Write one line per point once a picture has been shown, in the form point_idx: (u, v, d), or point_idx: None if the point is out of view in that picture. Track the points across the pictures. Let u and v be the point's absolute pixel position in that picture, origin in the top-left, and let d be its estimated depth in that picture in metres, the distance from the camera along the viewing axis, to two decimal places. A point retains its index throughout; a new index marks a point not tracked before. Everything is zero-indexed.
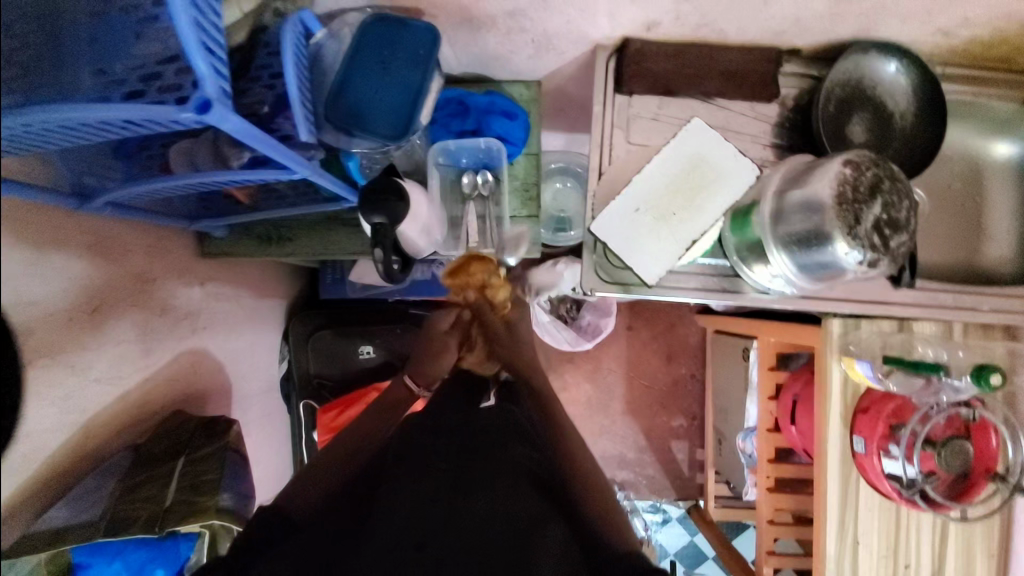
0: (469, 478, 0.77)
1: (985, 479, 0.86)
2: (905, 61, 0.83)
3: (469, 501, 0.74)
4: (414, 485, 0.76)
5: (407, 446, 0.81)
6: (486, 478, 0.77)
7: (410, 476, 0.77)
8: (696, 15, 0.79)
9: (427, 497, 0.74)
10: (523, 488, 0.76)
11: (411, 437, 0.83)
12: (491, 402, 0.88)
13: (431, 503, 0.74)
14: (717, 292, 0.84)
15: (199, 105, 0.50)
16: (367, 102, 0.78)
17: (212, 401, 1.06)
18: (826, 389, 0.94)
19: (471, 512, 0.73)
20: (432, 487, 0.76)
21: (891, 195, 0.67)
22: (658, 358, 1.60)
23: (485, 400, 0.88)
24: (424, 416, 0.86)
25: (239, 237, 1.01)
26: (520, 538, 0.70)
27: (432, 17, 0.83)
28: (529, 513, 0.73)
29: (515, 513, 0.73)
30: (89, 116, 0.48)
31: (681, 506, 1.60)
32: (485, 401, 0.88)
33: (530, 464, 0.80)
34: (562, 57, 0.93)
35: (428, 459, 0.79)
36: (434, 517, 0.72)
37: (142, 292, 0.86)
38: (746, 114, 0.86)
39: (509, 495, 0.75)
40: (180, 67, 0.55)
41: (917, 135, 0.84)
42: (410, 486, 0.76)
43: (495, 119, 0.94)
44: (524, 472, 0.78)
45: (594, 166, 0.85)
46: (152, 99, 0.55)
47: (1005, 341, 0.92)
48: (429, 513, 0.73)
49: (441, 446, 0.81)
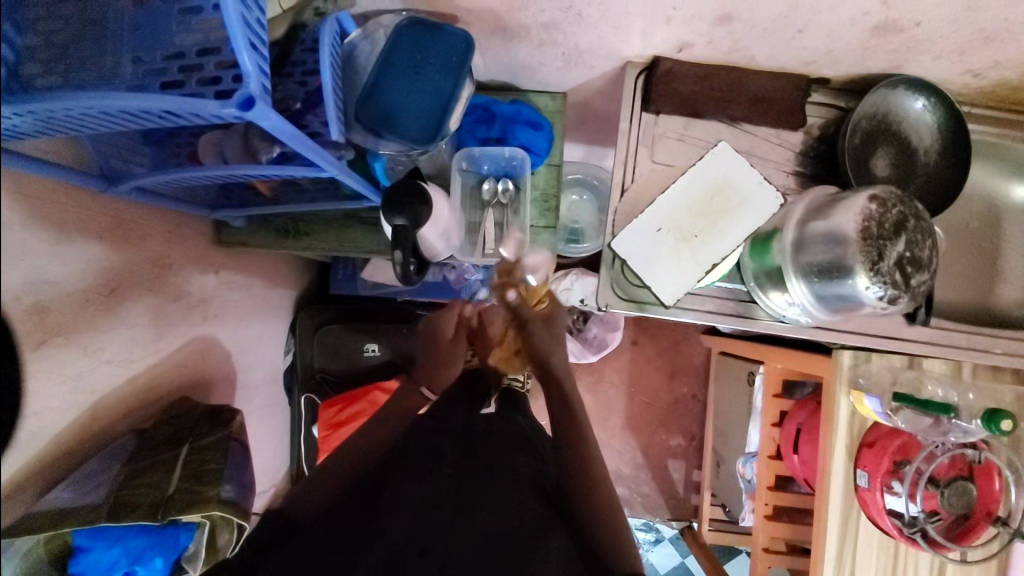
0: (473, 485, 0.78)
1: (986, 521, 0.86)
2: (933, 99, 0.83)
3: (473, 508, 0.76)
4: (419, 488, 0.77)
5: (414, 450, 0.82)
6: (489, 486, 0.78)
7: (415, 479, 0.78)
8: (729, 40, 0.79)
9: (431, 501, 0.76)
10: (525, 496, 0.77)
11: (417, 442, 0.84)
12: (491, 410, 0.97)
13: (436, 508, 0.75)
14: (730, 317, 0.84)
15: (242, 101, 0.50)
16: (399, 106, 0.79)
17: (216, 389, 1.06)
18: (833, 421, 0.94)
19: (475, 520, 0.74)
20: (436, 492, 0.77)
21: (915, 233, 0.67)
22: (661, 375, 1.60)
23: (486, 407, 0.96)
24: (428, 418, 0.90)
25: (257, 228, 1.02)
26: (522, 546, 0.72)
27: (466, 23, 0.83)
28: (531, 520, 0.75)
29: (516, 519, 0.75)
30: (132, 106, 0.48)
31: (674, 526, 1.60)
32: (486, 408, 0.96)
33: (533, 473, 0.81)
34: (591, 72, 0.93)
35: (433, 464, 0.81)
36: (438, 521, 0.73)
37: (158, 277, 0.86)
38: (771, 141, 0.87)
39: (512, 505, 0.77)
40: (221, 61, 0.56)
41: (940, 173, 0.84)
42: (414, 489, 0.77)
43: (520, 128, 0.94)
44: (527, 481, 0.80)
45: (617, 182, 0.86)
46: (191, 91, 0.55)
47: (1014, 385, 0.92)
48: (433, 517, 0.74)
49: (445, 451, 0.83)
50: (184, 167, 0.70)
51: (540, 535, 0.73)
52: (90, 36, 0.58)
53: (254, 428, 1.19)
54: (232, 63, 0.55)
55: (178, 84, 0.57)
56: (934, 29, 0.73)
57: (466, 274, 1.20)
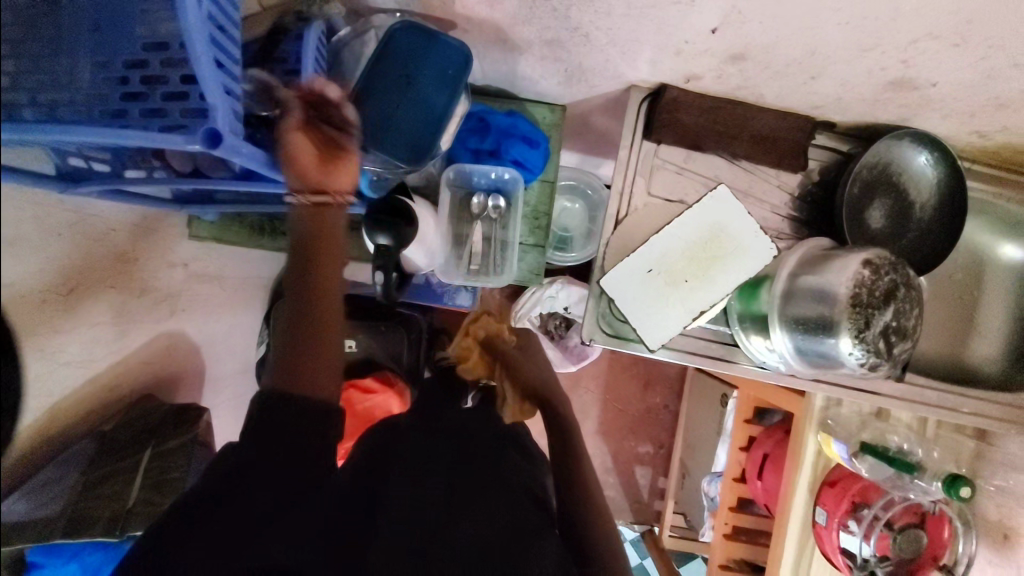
0: (463, 494, 0.81)
1: (932, 565, 0.89)
2: (935, 154, 0.81)
3: (463, 517, 0.78)
4: (412, 483, 0.81)
5: (400, 453, 0.85)
6: (483, 489, 0.82)
7: (407, 482, 0.81)
8: (739, 77, 0.76)
9: (426, 505, 0.79)
10: (519, 501, 0.82)
11: (406, 443, 0.87)
12: (470, 404, 1.07)
13: (431, 503, 0.79)
14: (712, 359, 0.84)
15: (208, 136, 0.45)
16: (387, 118, 0.75)
17: (182, 383, 1.02)
18: (799, 457, 0.97)
19: (466, 524, 0.77)
20: (429, 488, 0.81)
21: (904, 302, 0.66)
22: (636, 384, 1.61)
23: (468, 402, 1.07)
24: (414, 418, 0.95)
25: (230, 222, 0.98)
26: (517, 548, 0.75)
27: (465, 31, 0.76)
28: (528, 523, 0.79)
29: (514, 524, 0.78)
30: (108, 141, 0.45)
31: (636, 530, 1.64)
32: (468, 402, 1.07)
33: (527, 482, 0.86)
34: (593, 90, 0.88)
35: (423, 464, 0.84)
36: (431, 521, 0.77)
37: (123, 273, 0.81)
38: (770, 182, 0.85)
39: (507, 510, 0.80)
40: (187, 74, 0.51)
41: (933, 229, 0.84)
42: (406, 490, 0.80)
43: (515, 143, 0.90)
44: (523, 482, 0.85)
45: (611, 214, 0.84)
46: (154, 107, 0.50)
47: (975, 439, 0.95)
48: (427, 514, 0.78)
49: (440, 453, 0.87)
50: (153, 178, 0.65)
51: (539, 537, 0.78)
52: (43, 31, 0.52)
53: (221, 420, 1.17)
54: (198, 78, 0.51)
55: (141, 97, 0.51)
56: (949, 90, 0.71)
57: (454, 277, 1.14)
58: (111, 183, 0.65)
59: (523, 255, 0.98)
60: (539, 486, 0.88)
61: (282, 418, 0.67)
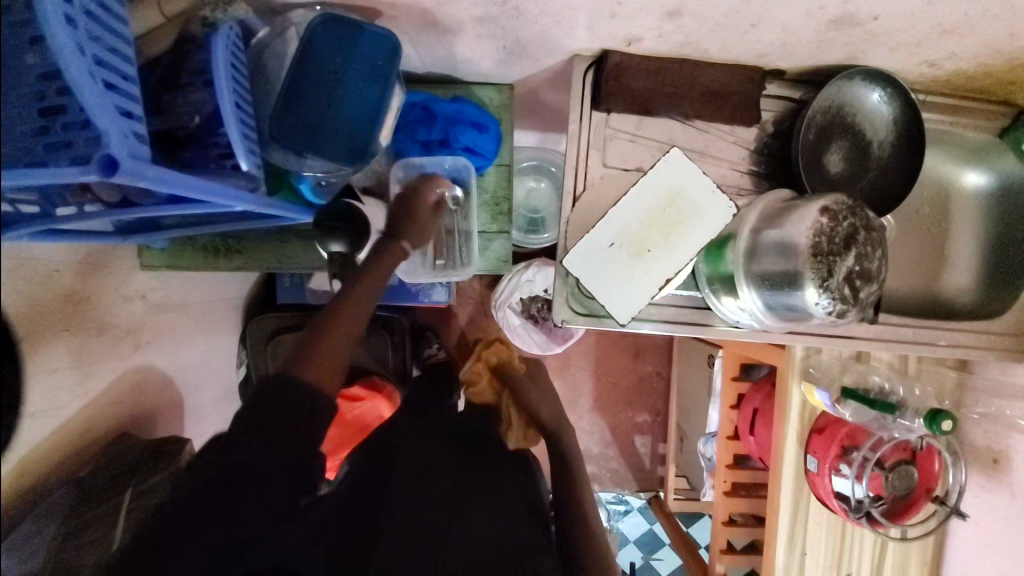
0: (465, 506, 0.89)
1: (926, 499, 0.91)
2: (890, 90, 0.80)
3: (467, 519, 0.88)
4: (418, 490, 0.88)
5: (407, 452, 0.93)
6: (480, 501, 0.91)
7: (415, 482, 0.89)
8: (679, 34, 0.73)
9: (431, 506, 0.88)
10: (518, 513, 0.91)
11: (412, 445, 0.94)
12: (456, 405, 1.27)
13: (435, 509, 0.88)
14: (685, 324, 0.84)
15: (104, 164, 0.42)
16: (321, 119, 0.71)
17: (161, 416, 0.99)
18: (785, 408, 0.98)
19: (467, 527, 0.87)
20: (434, 495, 0.89)
21: (865, 246, 0.66)
22: (626, 356, 1.61)
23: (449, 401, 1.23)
24: (416, 424, 1.01)
25: (182, 247, 0.93)
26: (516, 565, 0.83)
27: (391, 17, 0.73)
28: (525, 539, 0.88)
29: (512, 542, 0.87)
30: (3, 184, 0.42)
31: (642, 497, 1.67)
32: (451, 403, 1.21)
33: (524, 493, 0.95)
34: (536, 64, 0.85)
35: (428, 468, 0.92)
36: (436, 521, 0.86)
37: (76, 315, 0.78)
38: (726, 138, 0.83)
39: (507, 523, 0.90)
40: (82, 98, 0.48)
41: (897, 165, 0.82)
42: (413, 489, 0.88)
43: (464, 129, 0.87)
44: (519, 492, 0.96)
45: (568, 190, 0.81)
46: (57, 141, 0.47)
47: (956, 370, 0.96)
48: (433, 516, 0.87)
49: (445, 458, 0.95)
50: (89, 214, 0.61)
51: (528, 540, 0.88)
52: None
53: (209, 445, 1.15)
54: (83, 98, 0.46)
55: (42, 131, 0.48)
56: (892, 21, 0.69)
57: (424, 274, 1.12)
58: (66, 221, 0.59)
59: (488, 242, 0.96)
60: (532, 491, 0.97)
61: (282, 420, 0.69)
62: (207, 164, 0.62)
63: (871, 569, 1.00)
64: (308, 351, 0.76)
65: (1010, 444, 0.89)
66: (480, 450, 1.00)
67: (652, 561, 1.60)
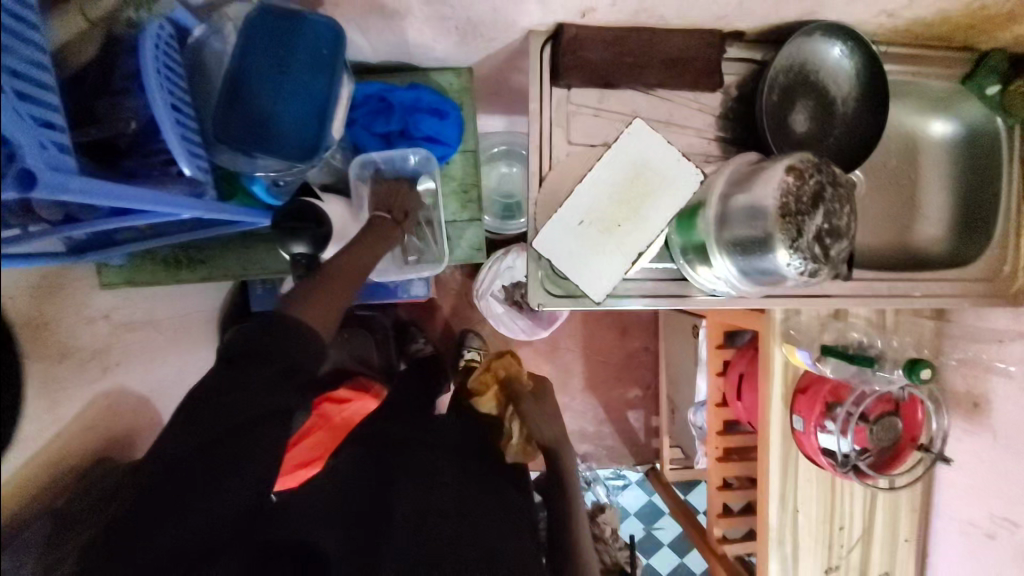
0: (471, 519, 0.84)
1: (911, 448, 0.93)
2: (850, 44, 0.79)
3: (475, 536, 0.81)
4: (417, 497, 0.84)
5: (409, 462, 0.91)
6: (486, 512, 0.86)
7: (418, 489, 0.86)
8: (633, 1, 0.71)
9: (436, 516, 0.83)
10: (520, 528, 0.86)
11: (415, 455, 0.93)
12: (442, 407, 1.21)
13: (439, 517, 0.82)
14: (666, 298, 0.82)
15: (21, 178, 0.40)
16: (269, 115, 0.68)
17: (142, 438, 0.97)
18: (769, 372, 0.98)
19: (472, 543, 0.80)
20: (437, 504, 0.84)
21: (833, 203, 0.65)
22: (613, 333, 1.61)
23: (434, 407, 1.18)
24: (425, 433, 0.98)
25: (143, 262, 0.90)
26: None
27: (334, 4, 0.70)
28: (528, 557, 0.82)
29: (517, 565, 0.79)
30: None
31: (639, 470, 1.68)
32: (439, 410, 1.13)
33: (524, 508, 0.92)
34: (491, 43, 0.83)
35: (433, 473, 0.89)
36: (443, 538, 0.79)
37: (36, 341, 0.74)
38: (690, 106, 0.81)
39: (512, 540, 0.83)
40: None
41: (864, 119, 0.81)
42: (417, 497, 0.84)
43: (423, 117, 0.85)
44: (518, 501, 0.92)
45: (534, 171, 0.80)
46: None
47: (933, 320, 0.97)
48: (438, 531, 0.80)
49: (448, 466, 0.92)
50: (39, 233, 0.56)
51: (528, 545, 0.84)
52: None
53: None
54: None
55: None
56: None
57: None
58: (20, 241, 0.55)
59: (459, 233, 0.94)
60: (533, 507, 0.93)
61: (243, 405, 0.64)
62: (150, 172, 0.60)
63: (863, 520, 1.02)
64: (304, 292, 0.73)
65: (989, 387, 0.90)
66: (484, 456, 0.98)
67: (654, 531, 1.64)
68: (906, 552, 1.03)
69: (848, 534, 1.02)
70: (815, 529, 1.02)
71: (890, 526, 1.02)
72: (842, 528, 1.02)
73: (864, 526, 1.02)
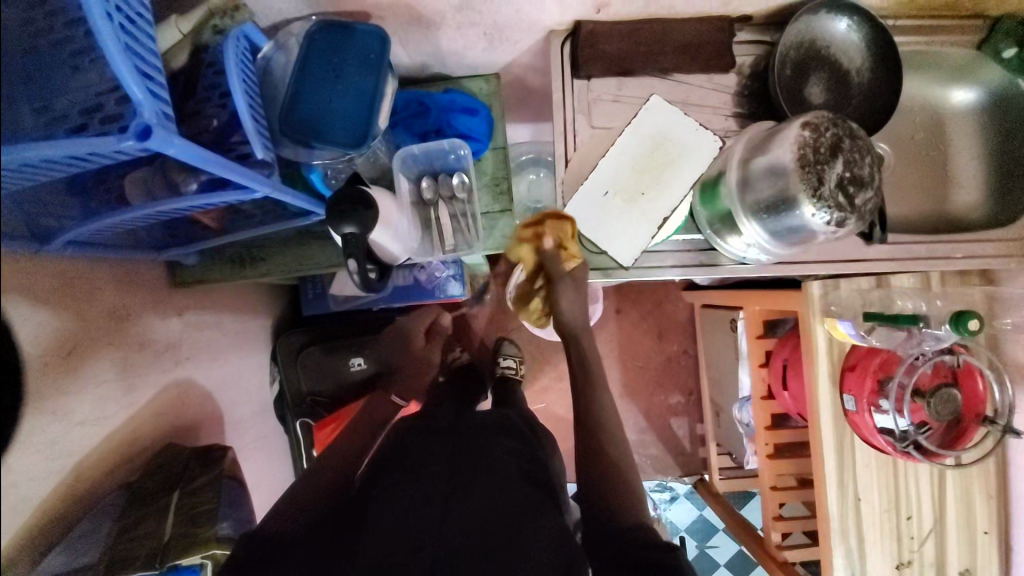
0: (463, 476, 0.84)
1: (976, 423, 0.87)
2: (856, 18, 0.83)
3: (470, 489, 0.82)
4: (411, 489, 0.81)
5: (400, 459, 0.88)
6: (482, 476, 0.84)
7: (409, 469, 0.85)
8: None
9: (430, 481, 0.83)
10: (517, 480, 0.85)
11: (412, 446, 0.91)
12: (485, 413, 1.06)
13: (434, 496, 0.81)
14: (695, 267, 0.84)
15: (139, 131, 0.49)
16: (324, 111, 0.78)
17: (204, 430, 1.03)
18: (813, 351, 0.96)
19: (470, 497, 0.81)
20: (430, 476, 0.84)
21: (852, 152, 0.67)
22: (650, 337, 1.61)
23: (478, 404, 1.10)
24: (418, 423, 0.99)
25: (211, 262, 0.99)
26: (523, 521, 0.79)
27: (379, 18, 0.82)
28: (528, 503, 0.82)
29: (509, 502, 0.81)
30: (35, 156, 0.47)
31: (687, 482, 1.62)
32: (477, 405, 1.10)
33: (522, 456, 0.91)
34: (517, 47, 0.92)
35: (422, 464, 0.86)
36: (435, 494, 0.81)
37: (118, 329, 0.80)
38: (706, 87, 0.86)
39: (510, 480, 0.84)
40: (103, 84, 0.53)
41: (879, 86, 0.84)
42: (410, 471, 0.85)
43: (456, 116, 0.94)
44: (524, 469, 0.89)
45: (560, 154, 0.85)
46: (79, 122, 0.52)
47: (982, 286, 0.93)
48: (433, 492, 0.81)
49: (438, 450, 0.90)
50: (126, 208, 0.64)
51: (531, 521, 0.79)
52: None
53: (250, 461, 1.18)
54: (110, 83, 0.53)
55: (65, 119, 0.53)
56: None
57: (436, 271, 1.20)
58: (92, 221, 0.64)
59: (492, 223, 1.00)
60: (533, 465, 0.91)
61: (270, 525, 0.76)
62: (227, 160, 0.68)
63: (933, 507, 0.95)
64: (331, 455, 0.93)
65: None
66: (480, 427, 0.97)
67: (707, 550, 1.54)
68: (987, 544, 0.95)
69: (918, 524, 0.95)
70: (880, 520, 0.95)
71: (964, 512, 0.95)
72: (910, 518, 0.95)
73: (935, 514, 0.95)
